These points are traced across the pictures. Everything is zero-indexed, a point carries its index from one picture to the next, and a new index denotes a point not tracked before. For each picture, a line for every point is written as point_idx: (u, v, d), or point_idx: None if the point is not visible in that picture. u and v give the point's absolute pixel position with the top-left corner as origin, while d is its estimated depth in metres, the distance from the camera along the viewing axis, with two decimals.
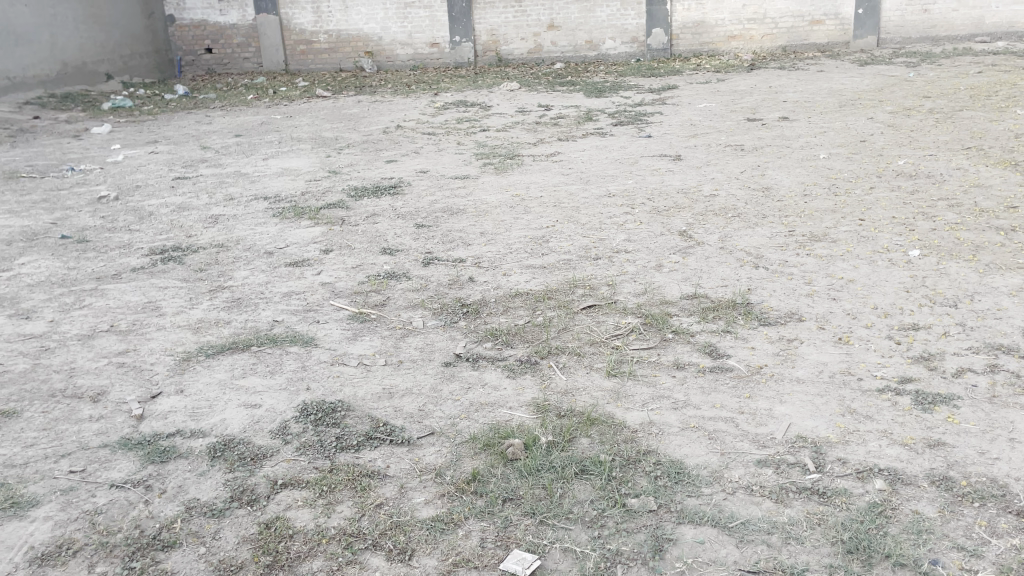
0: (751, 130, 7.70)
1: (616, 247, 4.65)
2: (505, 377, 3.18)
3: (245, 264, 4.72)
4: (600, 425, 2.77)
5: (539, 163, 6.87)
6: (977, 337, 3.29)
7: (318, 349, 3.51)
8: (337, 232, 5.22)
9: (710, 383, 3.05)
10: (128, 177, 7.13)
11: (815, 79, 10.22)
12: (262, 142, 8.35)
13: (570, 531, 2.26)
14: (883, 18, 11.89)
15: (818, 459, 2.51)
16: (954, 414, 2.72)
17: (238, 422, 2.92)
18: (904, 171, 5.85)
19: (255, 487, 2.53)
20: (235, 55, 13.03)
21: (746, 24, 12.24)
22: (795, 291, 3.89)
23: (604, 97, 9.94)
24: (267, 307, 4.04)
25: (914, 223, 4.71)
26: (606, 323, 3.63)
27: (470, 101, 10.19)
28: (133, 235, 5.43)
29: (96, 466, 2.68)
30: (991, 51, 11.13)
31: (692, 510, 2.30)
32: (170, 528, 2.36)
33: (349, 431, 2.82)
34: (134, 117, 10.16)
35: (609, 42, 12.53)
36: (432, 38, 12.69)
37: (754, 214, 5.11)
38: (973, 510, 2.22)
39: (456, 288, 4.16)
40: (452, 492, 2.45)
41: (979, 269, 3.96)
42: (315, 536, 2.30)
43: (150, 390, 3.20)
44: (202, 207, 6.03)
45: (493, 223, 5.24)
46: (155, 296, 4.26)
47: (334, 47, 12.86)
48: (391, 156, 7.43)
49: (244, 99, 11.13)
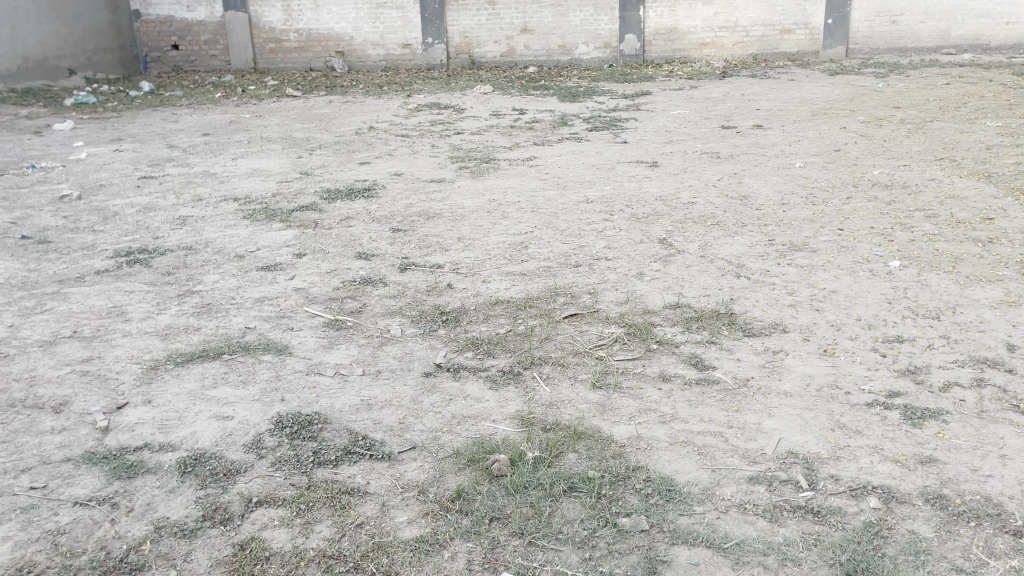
0: (727, 138, 7.71)
1: (597, 254, 4.59)
2: (487, 388, 3.09)
3: (215, 267, 4.58)
4: (587, 439, 2.70)
5: (516, 167, 6.80)
6: (961, 350, 3.27)
7: (292, 358, 3.40)
8: (310, 236, 5.09)
9: (697, 396, 2.99)
10: (92, 175, 6.93)
11: (786, 88, 10.29)
12: (231, 142, 8.17)
13: (560, 553, 2.18)
14: (852, 28, 12.01)
15: (810, 477, 2.46)
16: (944, 429, 2.69)
17: (209, 435, 2.79)
18: (880, 181, 5.87)
19: (229, 505, 2.41)
20: (202, 52, 12.79)
21: (717, 31, 12.30)
22: (778, 301, 3.85)
23: (578, 102, 9.90)
24: (238, 313, 3.91)
25: (893, 233, 4.72)
26: (588, 332, 3.56)
27: (444, 103, 10.11)
28: (97, 236, 5.25)
29: (58, 481, 2.54)
30: (958, 63, 11.30)
31: (686, 530, 2.23)
32: (138, 550, 2.23)
33: (327, 445, 2.71)
34: (96, 114, 9.90)
35: (582, 47, 12.49)
36: (404, 38, 12.55)
37: (733, 222, 5.09)
38: (969, 530, 2.18)
39: (434, 294, 4.06)
40: (436, 510, 2.36)
41: (960, 281, 3.97)
42: (293, 558, 2.18)
43: (115, 400, 3.06)
44: (168, 208, 5.87)
45: (470, 228, 5.15)
46: (121, 300, 4.10)
47: (303, 46, 12.68)
48: (365, 158, 7.30)
49: (211, 98, 10.90)
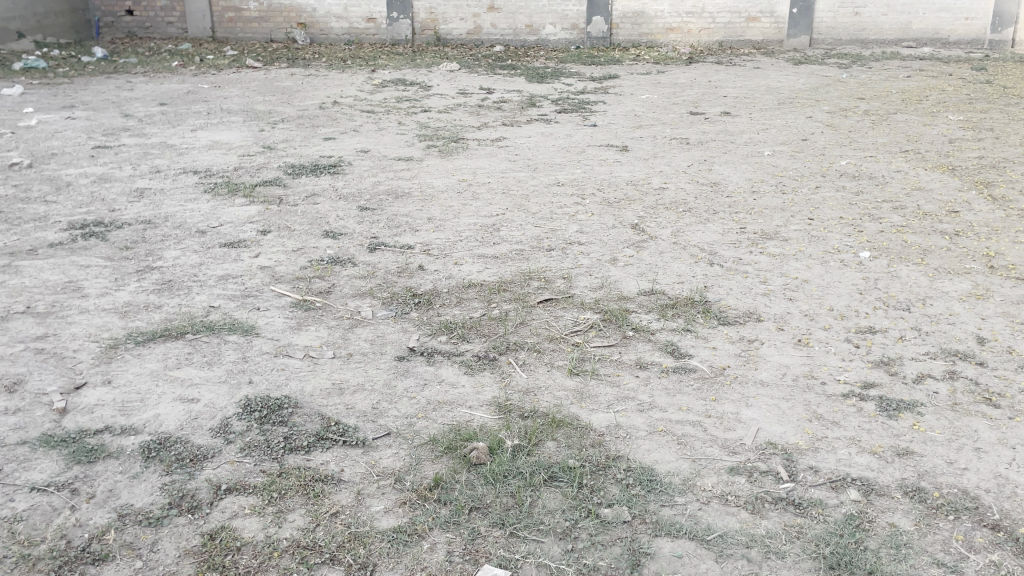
0: (694, 124, 7.71)
1: (569, 238, 4.54)
2: (461, 373, 3.03)
3: (175, 242, 4.42)
4: (565, 427, 2.65)
5: (485, 147, 6.70)
6: (933, 342, 3.30)
7: (260, 339, 3.29)
8: (275, 212, 4.95)
9: (674, 384, 2.96)
10: (43, 142, 6.67)
11: (752, 76, 10.33)
12: (189, 112, 7.91)
13: (542, 544, 2.14)
14: (816, 18, 12.08)
15: (791, 468, 2.45)
16: (919, 421, 2.70)
17: (173, 418, 2.68)
18: (847, 171, 5.92)
19: (196, 492, 2.32)
20: (158, 19, 12.52)
21: (685, 16, 12.26)
22: (751, 289, 3.85)
23: (545, 83, 9.82)
24: (201, 291, 3.78)
25: (862, 224, 4.75)
26: (564, 318, 3.52)
27: (410, 79, 9.93)
28: (49, 207, 5.05)
29: (14, 466, 2.42)
30: (918, 56, 11.43)
31: (669, 522, 2.21)
32: (101, 539, 2.13)
33: (298, 430, 2.62)
34: (47, 79, 9.53)
35: (549, 27, 12.34)
36: (369, 12, 12.30)
37: (704, 209, 5.08)
38: (948, 523, 2.20)
39: (406, 276, 3.97)
40: (414, 499, 2.30)
41: (929, 273, 4.01)
42: (266, 548, 2.11)
43: (73, 380, 2.93)
44: (125, 179, 5.66)
45: (440, 208, 5.06)
46: (77, 275, 3.94)
47: (264, 16, 12.37)
48: (329, 133, 7.13)
49: (167, 66, 10.58)
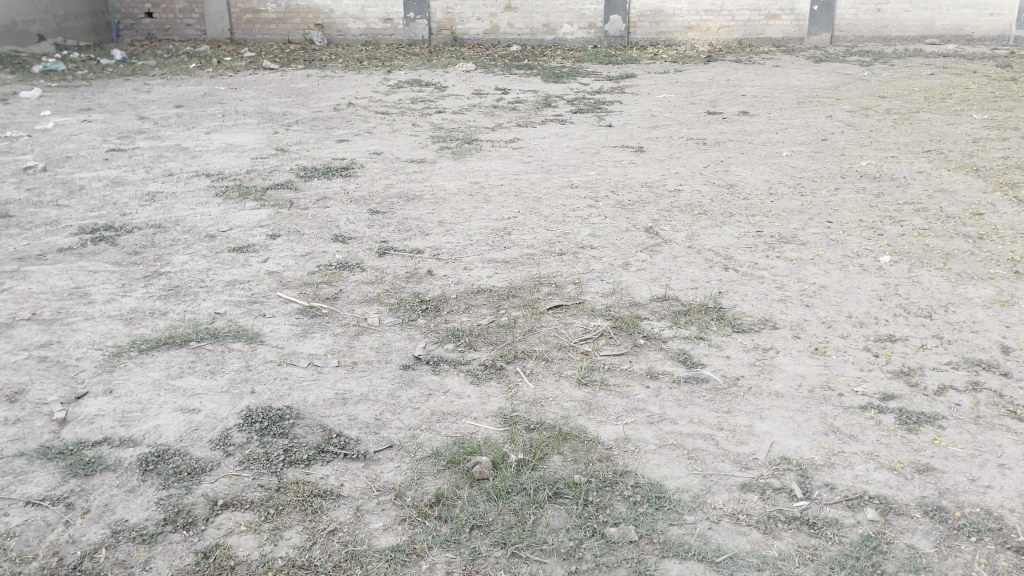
0: (712, 123, 7.60)
1: (582, 241, 4.46)
2: (467, 383, 2.96)
3: (184, 247, 4.39)
4: (572, 441, 2.58)
5: (499, 149, 6.63)
6: (955, 351, 3.19)
7: (264, 347, 3.24)
8: (285, 216, 4.91)
9: (686, 395, 2.87)
10: (59, 146, 6.69)
11: (772, 74, 10.21)
12: (204, 115, 7.90)
13: (545, 565, 2.07)
14: (836, 16, 11.92)
15: (805, 485, 2.36)
16: (940, 435, 2.60)
17: (173, 429, 2.64)
18: (868, 172, 5.79)
19: (193, 507, 2.27)
20: (177, 21, 12.57)
21: (703, 15, 12.11)
22: (767, 295, 3.75)
23: (562, 82, 9.74)
24: (207, 297, 3.74)
25: (882, 226, 4.63)
26: (573, 325, 3.44)
27: (425, 80, 9.89)
28: (61, 211, 5.04)
29: (10, 479, 2.39)
30: (941, 53, 11.22)
31: (676, 542, 2.13)
32: (94, 557, 2.09)
33: (298, 443, 2.57)
34: (65, 82, 9.58)
35: (566, 26, 12.24)
36: (386, 12, 12.27)
37: (720, 212, 4.97)
38: (970, 546, 2.10)
39: (414, 281, 3.91)
40: (414, 516, 2.23)
41: (951, 278, 3.89)
42: (260, 568, 2.05)
43: (74, 389, 2.89)
44: (138, 182, 5.65)
45: (451, 212, 5.00)
46: (84, 281, 3.91)
47: (281, 17, 12.37)
48: (343, 135, 7.10)
49: (185, 67, 10.60)
